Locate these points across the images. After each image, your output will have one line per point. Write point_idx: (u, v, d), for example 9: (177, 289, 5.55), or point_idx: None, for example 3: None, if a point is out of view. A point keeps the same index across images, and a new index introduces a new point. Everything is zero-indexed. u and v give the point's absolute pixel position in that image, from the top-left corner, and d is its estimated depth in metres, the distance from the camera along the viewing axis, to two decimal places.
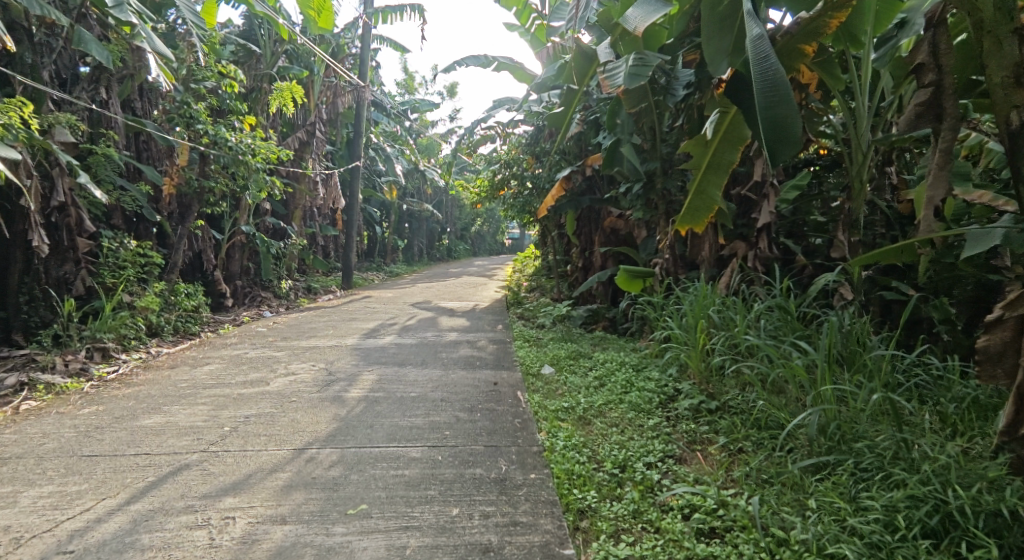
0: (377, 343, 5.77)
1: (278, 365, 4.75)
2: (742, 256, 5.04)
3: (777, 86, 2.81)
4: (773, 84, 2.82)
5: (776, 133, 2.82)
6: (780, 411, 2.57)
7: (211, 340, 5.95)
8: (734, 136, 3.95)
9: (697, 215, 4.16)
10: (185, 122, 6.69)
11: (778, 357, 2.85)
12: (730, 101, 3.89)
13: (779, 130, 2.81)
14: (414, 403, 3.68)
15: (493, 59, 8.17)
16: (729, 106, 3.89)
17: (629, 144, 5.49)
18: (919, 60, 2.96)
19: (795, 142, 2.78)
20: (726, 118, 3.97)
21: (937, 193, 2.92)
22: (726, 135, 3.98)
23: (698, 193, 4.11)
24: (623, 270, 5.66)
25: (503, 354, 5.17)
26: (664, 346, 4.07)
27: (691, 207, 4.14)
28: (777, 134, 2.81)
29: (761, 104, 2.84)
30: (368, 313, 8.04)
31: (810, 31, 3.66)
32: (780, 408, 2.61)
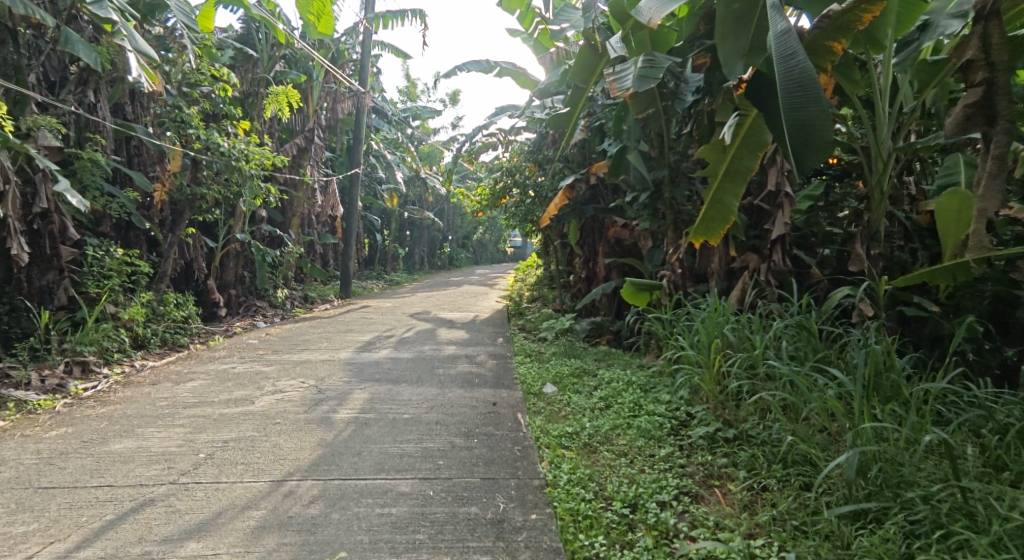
0: (372, 358, 5.53)
1: (266, 382, 4.51)
2: (754, 270, 4.80)
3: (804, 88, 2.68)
4: (800, 86, 2.70)
5: (801, 138, 2.69)
6: (812, 446, 2.32)
7: (199, 353, 5.71)
8: (755, 142, 3.77)
9: (713, 225, 3.91)
10: (176, 126, 6.48)
11: (805, 385, 2.60)
12: (751, 102, 3.71)
13: (806, 134, 2.67)
14: (407, 427, 3.43)
15: (494, 65, 7.97)
16: (751, 108, 3.71)
17: (636, 151, 5.24)
18: (969, 56, 2.86)
19: (822, 147, 2.64)
20: (747, 122, 3.80)
21: (991, 204, 2.78)
22: (746, 140, 3.78)
23: (715, 202, 3.88)
24: (628, 283, 5.43)
25: (503, 371, 4.92)
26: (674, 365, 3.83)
27: (707, 217, 3.90)
28: (802, 138, 2.68)
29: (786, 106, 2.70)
30: (365, 324, 7.80)
31: (839, 28, 3.47)
32: (812, 443, 2.36)
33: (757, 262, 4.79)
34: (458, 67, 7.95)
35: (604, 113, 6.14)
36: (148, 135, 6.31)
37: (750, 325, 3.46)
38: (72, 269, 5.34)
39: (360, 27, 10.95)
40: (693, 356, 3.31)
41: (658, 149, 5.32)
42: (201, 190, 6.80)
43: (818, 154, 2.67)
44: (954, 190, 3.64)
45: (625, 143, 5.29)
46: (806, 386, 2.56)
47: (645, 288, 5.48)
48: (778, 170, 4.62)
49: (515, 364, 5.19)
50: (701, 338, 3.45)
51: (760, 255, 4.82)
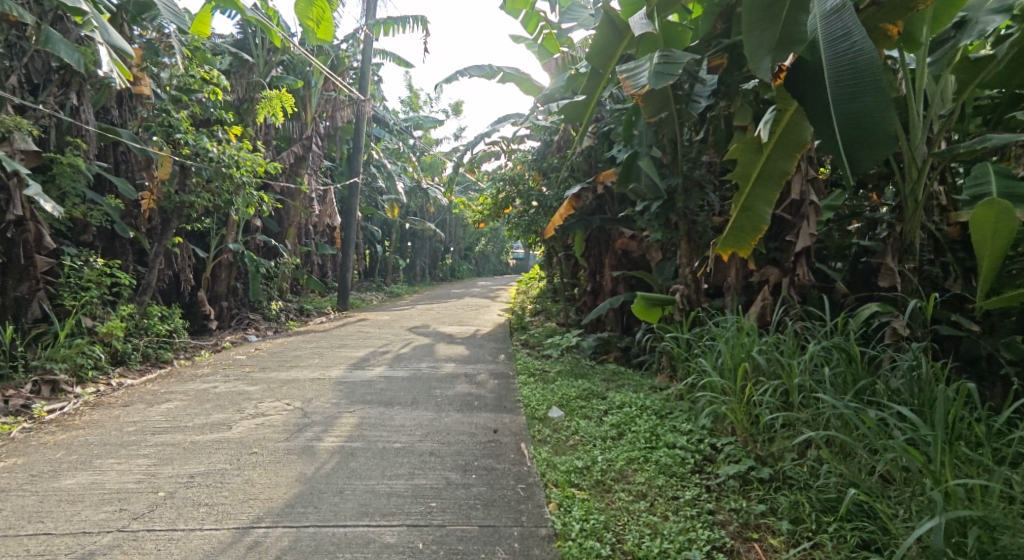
0: (365, 376, 5.17)
1: (247, 403, 4.15)
2: (776, 284, 4.45)
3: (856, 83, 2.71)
4: (855, 77, 2.72)
5: (859, 136, 2.69)
6: (874, 498, 1.99)
7: (181, 370, 5.37)
8: (792, 142, 3.41)
9: (742, 236, 3.60)
10: (163, 131, 6.14)
11: (859, 422, 2.27)
12: (791, 96, 3.37)
13: (861, 130, 2.67)
14: (397, 459, 3.07)
15: (497, 70, 7.68)
16: (791, 102, 3.36)
17: (648, 157, 4.88)
18: None
19: (884, 141, 2.64)
20: (785, 118, 3.44)
21: None
22: (781, 141, 3.44)
23: (745, 209, 3.56)
24: (639, 298, 5.10)
25: (505, 392, 4.57)
26: (694, 389, 3.49)
27: (736, 225, 3.58)
28: (860, 134, 2.69)
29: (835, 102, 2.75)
30: (360, 338, 7.46)
31: (896, 8, 3.17)
32: (871, 493, 2.03)
33: (778, 275, 4.45)
34: (461, 71, 7.66)
35: (613, 118, 5.82)
36: (135, 138, 5.96)
37: (779, 347, 3.13)
38: (48, 280, 5.02)
39: (361, 33, 10.69)
40: (718, 381, 2.97)
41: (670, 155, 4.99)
42: (189, 198, 6.44)
43: (875, 150, 2.67)
44: (990, 201, 3.25)
45: (637, 149, 4.95)
46: (861, 423, 2.23)
47: (656, 303, 5.14)
48: (802, 176, 4.26)
49: (518, 384, 4.84)
50: (726, 361, 3.12)
51: (780, 268, 4.48)
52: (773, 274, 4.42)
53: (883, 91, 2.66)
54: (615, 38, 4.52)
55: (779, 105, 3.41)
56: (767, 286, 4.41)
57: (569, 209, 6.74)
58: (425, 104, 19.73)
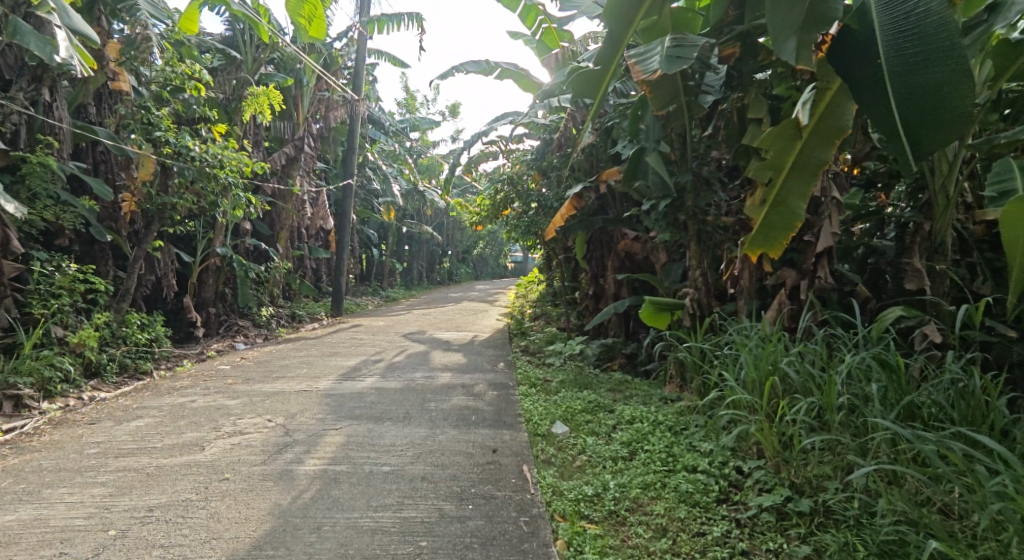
0: (355, 388, 4.84)
1: (225, 420, 3.83)
2: (793, 286, 4.14)
3: (921, 46, 2.28)
4: (920, 42, 2.30)
5: (924, 111, 2.24)
6: (956, 549, 1.70)
7: (160, 382, 5.04)
8: (830, 128, 3.14)
9: (773, 234, 3.40)
10: (142, 130, 5.84)
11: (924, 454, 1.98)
12: (833, 73, 3.10)
13: (923, 108, 2.25)
14: (384, 486, 2.75)
15: (495, 65, 7.37)
16: (833, 81, 3.10)
17: (656, 153, 4.55)
18: None
19: (953, 119, 2.20)
20: (823, 100, 3.17)
21: None
22: (819, 128, 3.18)
23: (776, 205, 3.36)
24: (647, 303, 4.81)
25: (505, 404, 4.26)
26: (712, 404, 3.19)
27: (766, 223, 3.39)
28: (927, 111, 2.24)
29: (893, 68, 2.32)
30: (353, 346, 7.13)
31: None
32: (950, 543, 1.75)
33: (795, 278, 4.14)
34: (457, 67, 7.34)
35: (618, 113, 5.51)
36: (113, 137, 5.69)
37: (808, 358, 2.83)
38: (15, 287, 4.71)
39: (355, 30, 10.36)
40: (743, 395, 2.67)
41: (679, 151, 4.69)
42: (171, 200, 6.11)
43: (943, 131, 2.24)
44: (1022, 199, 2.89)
45: (644, 144, 4.63)
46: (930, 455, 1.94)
47: (664, 307, 4.82)
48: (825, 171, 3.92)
49: (518, 396, 4.52)
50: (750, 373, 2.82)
51: (798, 270, 4.19)
52: (791, 277, 4.13)
53: (955, 57, 2.21)
54: (632, 4, 3.71)
55: (819, 83, 3.15)
56: (784, 290, 4.13)
57: (570, 209, 6.45)
58: (422, 105, 19.39)
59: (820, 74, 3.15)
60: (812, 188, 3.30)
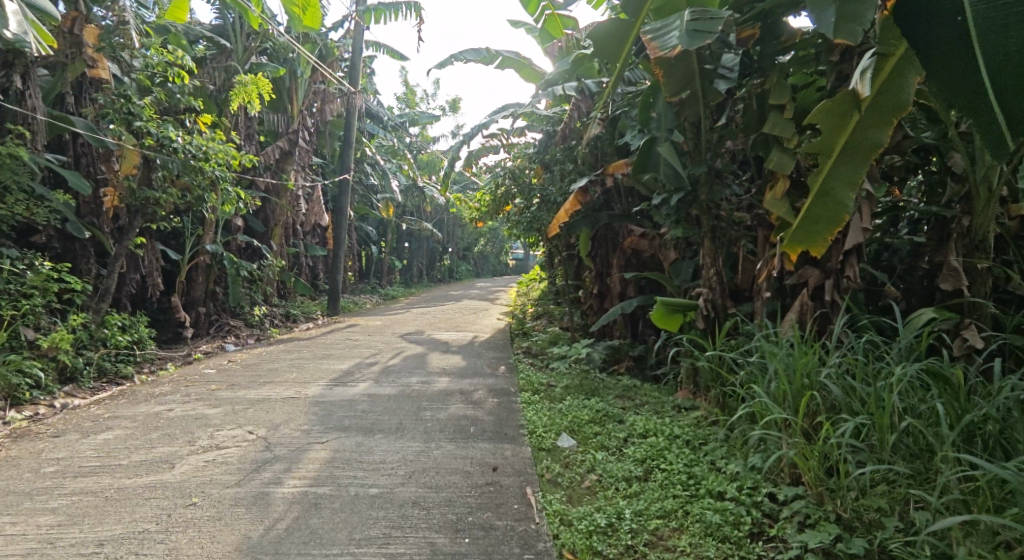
0: (347, 394, 4.54)
1: (202, 432, 3.52)
2: (817, 286, 3.81)
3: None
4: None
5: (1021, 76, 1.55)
6: None
7: (139, 387, 4.74)
8: (889, 106, 2.73)
9: (815, 228, 3.05)
10: (122, 120, 5.45)
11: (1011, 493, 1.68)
12: (902, 37, 2.64)
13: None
14: (369, 513, 2.44)
15: (496, 53, 7.04)
16: (900, 45, 2.65)
17: (668, 143, 4.22)
18: None
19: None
20: (884, 68, 2.71)
21: None
22: (878, 101, 2.75)
23: (821, 197, 3.00)
24: (658, 303, 4.49)
25: (507, 413, 3.96)
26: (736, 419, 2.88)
27: (810, 217, 3.04)
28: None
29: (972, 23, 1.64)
30: (348, 347, 6.83)
31: None
32: None
33: (819, 277, 3.81)
34: (457, 56, 7.01)
35: (627, 101, 5.18)
36: (90, 128, 5.39)
37: (848, 369, 2.52)
38: None
39: (351, 20, 10.01)
40: (776, 410, 2.36)
41: (693, 140, 4.36)
42: (154, 194, 5.80)
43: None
44: None
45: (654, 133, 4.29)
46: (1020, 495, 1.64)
47: (678, 308, 4.51)
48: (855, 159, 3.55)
49: (521, 404, 4.21)
50: (780, 385, 2.50)
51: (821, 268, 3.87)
52: (814, 276, 3.80)
53: None
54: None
55: (883, 49, 2.68)
56: (805, 290, 3.81)
57: (575, 204, 6.12)
58: (422, 100, 19.03)
59: (886, 37, 2.70)
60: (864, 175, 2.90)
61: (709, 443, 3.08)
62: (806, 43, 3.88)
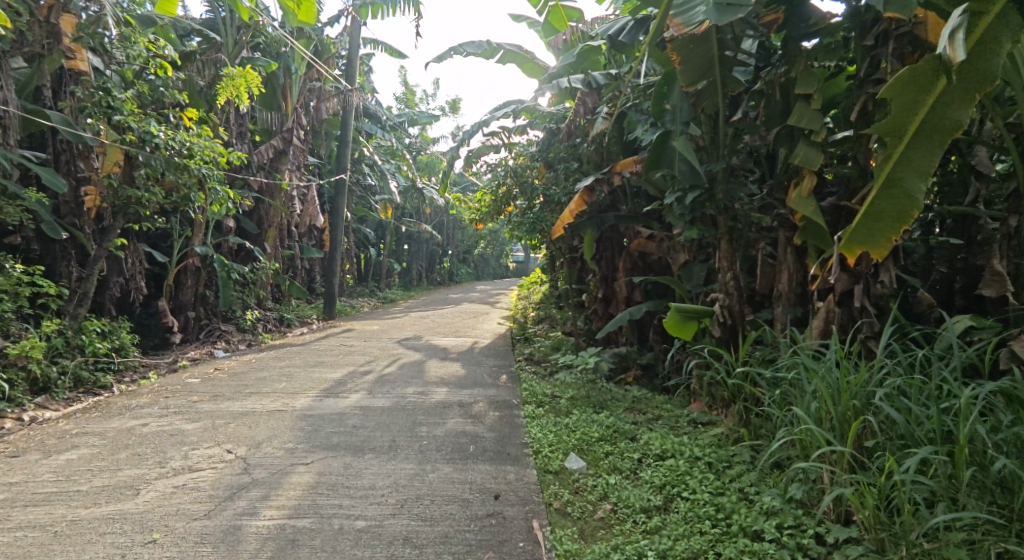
0: (336, 406, 4.23)
1: (176, 451, 3.21)
2: (846, 292, 3.52)
3: None
4: None
5: None
6: None
7: (116, 399, 4.43)
8: (976, 78, 2.36)
9: (878, 225, 2.65)
10: (100, 115, 5.19)
11: None
12: None
13: None
14: (353, 553, 2.13)
15: (497, 47, 6.74)
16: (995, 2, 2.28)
17: (683, 136, 3.90)
18: None
19: None
20: (976, 30, 2.34)
21: None
22: (964, 70, 2.39)
23: (886, 187, 2.61)
24: (672, 310, 4.19)
25: (510, 429, 3.65)
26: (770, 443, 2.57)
27: (874, 209, 2.65)
28: None
29: None
30: (342, 354, 6.53)
31: None
32: None
33: (848, 283, 3.52)
34: (456, 48, 6.71)
35: (637, 94, 4.88)
36: (67, 122, 5.09)
37: (903, 390, 2.22)
38: None
39: (347, 15, 9.73)
40: (822, 435, 2.06)
41: (709, 134, 4.07)
42: (137, 193, 5.50)
43: None
44: None
45: (668, 127, 3.98)
46: None
47: (691, 315, 4.18)
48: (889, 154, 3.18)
49: (524, 418, 3.91)
50: (824, 406, 2.20)
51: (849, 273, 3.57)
52: (842, 281, 3.49)
53: None
54: None
55: (972, 7, 2.33)
56: (832, 296, 3.51)
57: (580, 203, 5.82)
58: (422, 101, 18.75)
59: None
60: (939, 161, 2.49)
61: (734, 467, 2.78)
62: (833, 30, 3.60)
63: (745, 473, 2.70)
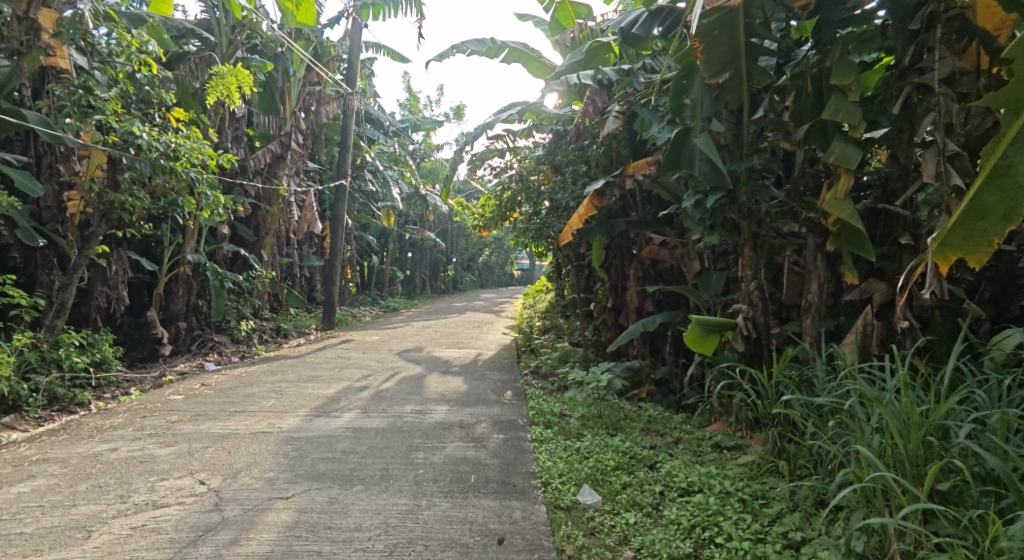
0: (327, 427, 3.89)
1: (143, 482, 2.88)
2: (884, 303, 3.27)
3: None
4: None
5: None
6: None
7: (89, 419, 4.11)
8: None
9: (981, 221, 2.32)
10: (80, 114, 4.85)
11: None
12: None
13: None
14: None
15: (502, 45, 6.43)
16: None
17: (704, 133, 3.57)
18: None
19: None
20: None
21: None
22: None
23: (997, 174, 2.27)
24: (692, 323, 3.84)
25: (516, 455, 3.31)
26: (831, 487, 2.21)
27: (978, 202, 2.32)
28: None
29: None
30: (338, 367, 6.20)
31: None
32: None
33: (886, 292, 3.29)
34: (458, 45, 6.42)
35: (651, 91, 4.55)
36: (45, 123, 4.79)
37: (985, 424, 1.88)
38: None
39: (348, 17, 9.47)
40: (893, 479, 1.72)
41: (732, 131, 3.74)
42: (121, 198, 5.23)
43: None
44: None
45: (687, 124, 3.66)
46: None
47: (716, 329, 3.81)
48: (938, 152, 2.87)
49: (532, 442, 3.56)
50: (888, 442, 1.86)
51: (887, 284, 3.32)
52: (881, 291, 3.28)
53: None
54: None
55: None
56: (870, 308, 3.29)
57: (590, 208, 5.43)
58: (425, 107, 18.53)
59: None
60: None
61: (772, 504, 2.42)
62: (869, 16, 3.28)
63: (786, 513, 2.34)
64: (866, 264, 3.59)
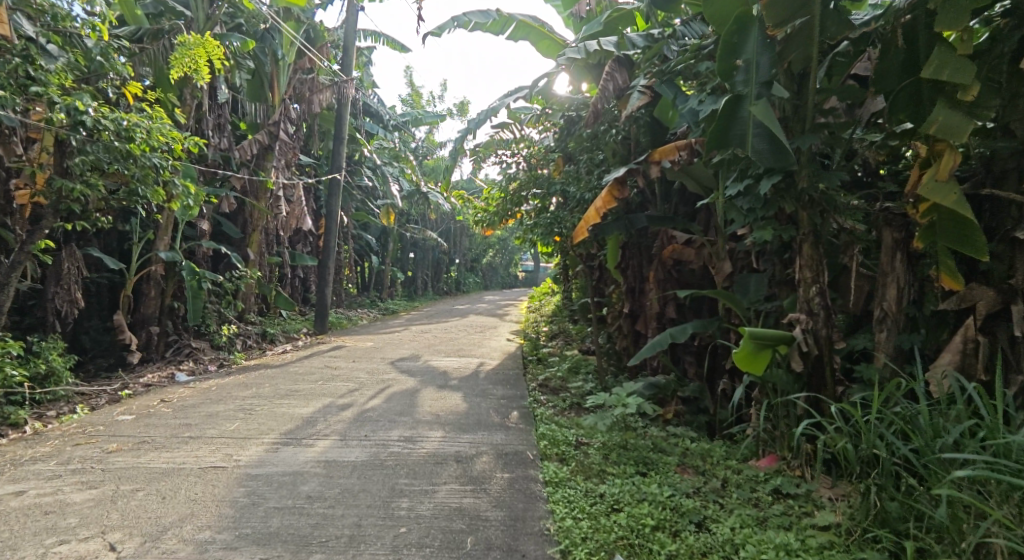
0: (295, 461, 3.20)
1: (34, 545, 2.18)
2: (990, 314, 2.63)
3: None
4: None
5: None
6: None
7: (11, 447, 3.41)
8: None
9: None
10: (16, 87, 4.10)
11: None
12: None
13: None
14: None
15: (509, 18, 5.73)
16: None
17: (762, 101, 2.86)
18: None
19: None
20: None
21: None
22: None
23: None
24: (744, 340, 3.10)
25: (526, 506, 2.61)
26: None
27: None
28: None
29: None
30: (322, 379, 5.50)
31: None
32: None
33: (992, 300, 2.65)
34: (460, 18, 5.73)
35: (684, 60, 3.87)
36: None
37: None
38: None
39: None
40: None
41: (793, 101, 3.07)
42: (72, 185, 4.55)
43: None
44: None
45: (740, 90, 2.96)
46: None
47: (770, 345, 3.09)
48: None
49: (545, 484, 2.86)
50: None
51: (994, 289, 2.67)
52: (987, 300, 2.64)
53: None
54: None
55: None
56: (970, 320, 2.66)
57: (608, 200, 4.66)
58: (428, 103, 17.84)
59: None
60: None
61: None
62: None
63: None
64: (961, 265, 2.89)
